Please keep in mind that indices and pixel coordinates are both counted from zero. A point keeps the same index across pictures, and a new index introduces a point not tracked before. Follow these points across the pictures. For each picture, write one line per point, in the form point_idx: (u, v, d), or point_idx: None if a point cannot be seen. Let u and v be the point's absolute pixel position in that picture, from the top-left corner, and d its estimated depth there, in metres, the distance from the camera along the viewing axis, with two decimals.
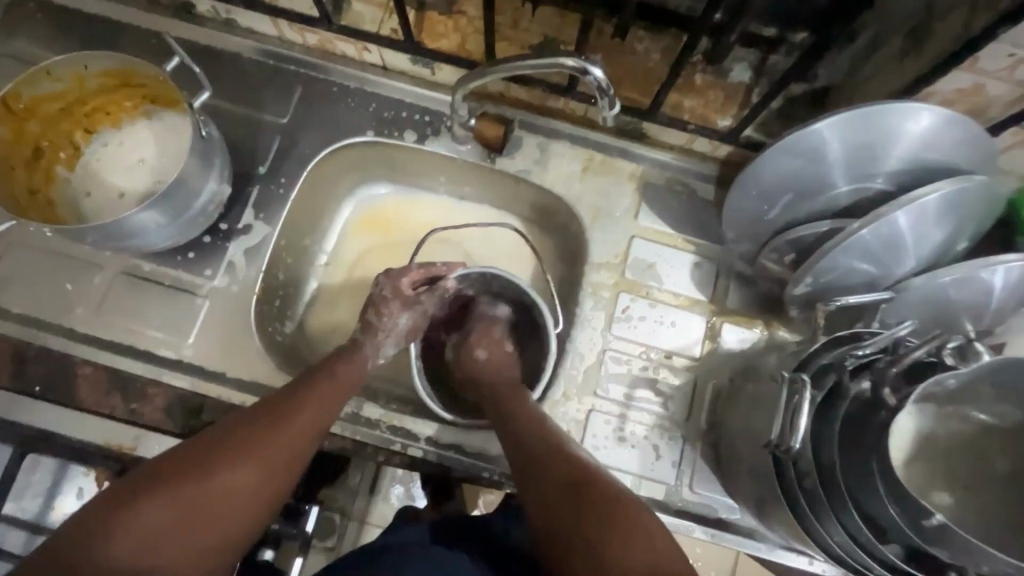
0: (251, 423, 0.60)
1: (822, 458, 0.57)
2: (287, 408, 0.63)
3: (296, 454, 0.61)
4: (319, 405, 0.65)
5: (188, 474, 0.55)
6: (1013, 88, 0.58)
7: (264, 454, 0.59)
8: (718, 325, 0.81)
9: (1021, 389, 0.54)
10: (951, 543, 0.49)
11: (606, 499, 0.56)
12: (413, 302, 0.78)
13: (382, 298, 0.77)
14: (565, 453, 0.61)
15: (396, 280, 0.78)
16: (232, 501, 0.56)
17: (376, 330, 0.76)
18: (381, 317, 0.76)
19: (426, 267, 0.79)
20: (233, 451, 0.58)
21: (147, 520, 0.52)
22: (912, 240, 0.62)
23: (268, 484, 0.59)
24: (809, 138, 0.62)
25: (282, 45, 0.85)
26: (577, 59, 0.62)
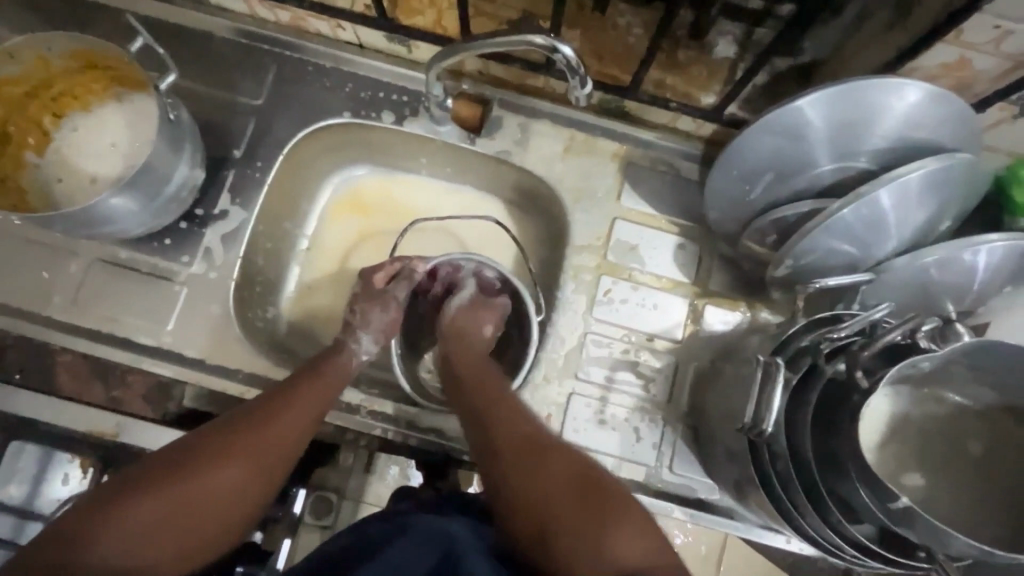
0: (242, 421, 0.61)
1: (796, 440, 0.57)
2: (275, 409, 0.63)
3: (285, 453, 0.62)
4: (310, 403, 0.65)
5: (181, 473, 0.56)
6: (1001, 62, 0.56)
7: (256, 451, 0.60)
8: (700, 307, 0.80)
9: (996, 371, 0.54)
10: (917, 526, 0.49)
11: (598, 493, 0.58)
12: (383, 297, 0.76)
13: (357, 296, 0.77)
14: (551, 444, 0.63)
15: (368, 279, 0.78)
16: (225, 500, 0.57)
17: (354, 328, 0.75)
18: (355, 317, 0.76)
19: (399, 262, 0.78)
20: (221, 453, 0.58)
21: (141, 518, 0.53)
22: (894, 220, 0.61)
23: (257, 486, 0.60)
24: (789, 116, 0.61)
25: (255, 24, 0.82)
26: (546, 36, 0.60)
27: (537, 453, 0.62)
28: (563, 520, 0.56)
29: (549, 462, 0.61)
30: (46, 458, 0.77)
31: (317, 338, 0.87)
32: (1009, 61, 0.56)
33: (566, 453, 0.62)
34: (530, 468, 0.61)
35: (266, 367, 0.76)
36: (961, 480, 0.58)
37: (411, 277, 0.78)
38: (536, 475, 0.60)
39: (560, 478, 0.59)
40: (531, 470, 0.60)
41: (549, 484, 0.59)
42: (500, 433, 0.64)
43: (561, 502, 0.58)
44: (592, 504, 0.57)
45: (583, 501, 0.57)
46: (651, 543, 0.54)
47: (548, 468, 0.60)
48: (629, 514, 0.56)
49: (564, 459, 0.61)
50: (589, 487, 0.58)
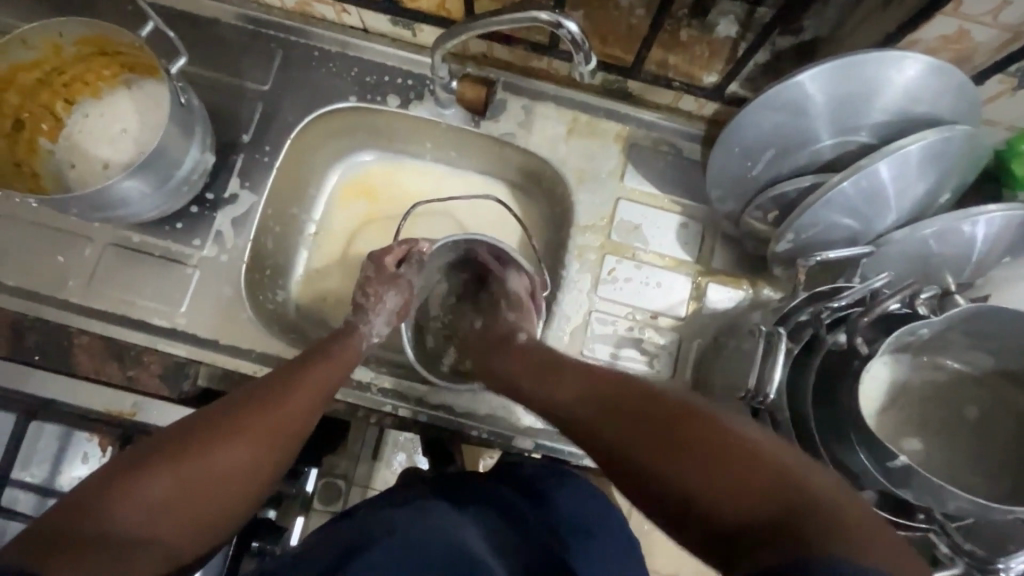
0: (248, 400, 0.62)
1: (797, 409, 0.59)
2: (284, 390, 0.64)
3: (290, 434, 0.63)
4: (316, 385, 0.66)
5: (191, 448, 0.56)
6: (999, 33, 0.57)
7: (264, 429, 0.61)
8: (703, 284, 0.81)
9: (994, 337, 0.55)
10: (916, 485, 0.51)
11: (705, 428, 0.47)
12: (394, 280, 0.78)
13: (366, 279, 0.78)
14: (632, 388, 0.56)
15: (379, 261, 0.78)
16: (232, 477, 0.58)
17: (366, 311, 0.76)
18: (367, 299, 0.77)
19: (407, 243, 0.79)
20: (229, 429, 0.59)
21: (151, 490, 0.53)
22: (894, 193, 0.62)
23: (266, 464, 0.61)
24: (791, 91, 0.62)
25: (260, 9, 0.83)
26: (551, 13, 0.61)
27: (618, 400, 0.55)
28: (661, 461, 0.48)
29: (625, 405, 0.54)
30: None
31: (327, 321, 0.89)
32: (1008, 33, 0.57)
33: (651, 395, 0.53)
34: (608, 415, 0.54)
35: (277, 348, 0.78)
36: (961, 444, 0.59)
37: (420, 260, 0.80)
38: (612, 422, 0.54)
39: (643, 420, 0.52)
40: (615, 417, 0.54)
41: (627, 427, 0.52)
42: (569, 391, 0.60)
43: (651, 443, 0.49)
44: (698, 441, 0.47)
45: (687, 439, 0.48)
46: (790, 483, 0.42)
47: (632, 413, 0.53)
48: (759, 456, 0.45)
49: (648, 401, 0.53)
50: (687, 423, 0.49)
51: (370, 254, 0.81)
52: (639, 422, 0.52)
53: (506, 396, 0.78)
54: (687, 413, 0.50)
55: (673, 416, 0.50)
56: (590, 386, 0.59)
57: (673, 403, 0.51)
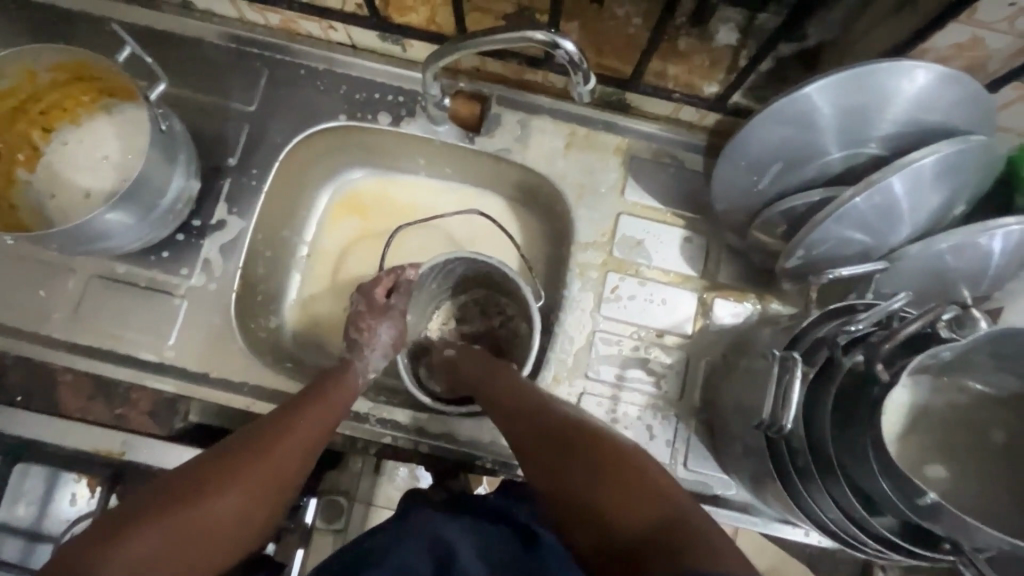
0: (236, 448, 0.58)
1: (815, 435, 0.56)
2: (280, 430, 0.61)
3: (280, 482, 0.60)
4: (308, 430, 0.63)
5: (178, 503, 0.53)
6: (1014, 40, 0.55)
7: (253, 481, 0.57)
8: (709, 300, 0.79)
9: (1019, 359, 0.52)
10: (944, 520, 0.48)
11: (645, 481, 0.52)
12: (387, 311, 0.75)
13: (359, 313, 0.75)
14: (546, 409, 0.61)
15: (368, 292, 0.76)
16: (219, 528, 0.55)
17: (361, 345, 0.73)
18: (361, 334, 0.74)
19: (394, 272, 0.76)
20: (217, 481, 0.56)
21: (136, 550, 0.50)
22: (907, 207, 0.60)
23: (259, 510, 0.58)
24: (798, 103, 0.59)
25: (243, 27, 0.80)
26: (547, 32, 0.59)
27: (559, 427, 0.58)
28: (557, 471, 0.56)
29: (542, 422, 0.60)
30: (52, 479, 0.75)
31: (323, 347, 0.86)
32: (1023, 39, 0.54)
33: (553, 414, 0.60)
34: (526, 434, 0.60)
35: (270, 378, 0.75)
36: (986, 468, 0.56)
37: (410, 288, 0.76)
38: (545, 446, 0.58)
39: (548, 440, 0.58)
40: (536, 434, 0.59)
41: (541, 446, 0.58)
42: (519, 415, 0.62)
43: (590, 474, 0.54)
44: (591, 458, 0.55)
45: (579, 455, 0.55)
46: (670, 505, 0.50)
47: (563, 444, 0.57)
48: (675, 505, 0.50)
49: (556, 420, 0.59)
50: (595, 453, 0.55)
51: (359, 285, 0.78)
52: (560, 455, 0.57)
53: None
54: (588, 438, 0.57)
55: (615, 462, 0.54)
56: (528, 417, 0.61)
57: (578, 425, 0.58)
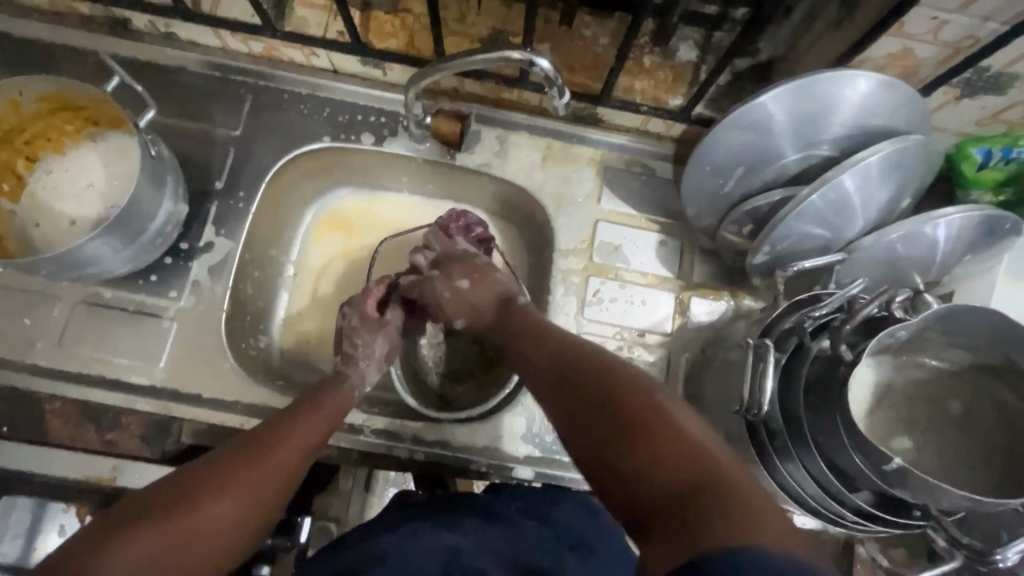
0: (239, 451, 0.60)
1: (790, 417, 0.60)
2: (276, 438, 0.62)
3: (281, 485, 0.61)
4: (307, 435, 0.65)
5: (184, 504, 0.53)
6: (941, 49, 0.60)
7: (257, 482, 0.58)
8: (686, 299, 0.83)
9: (966, 335, 0.57)
10: (910, 484, 0.52)
11: (659, 420, 0.50)
12: (379, 325, 0.78)
13: (352, 329, 0.77)
14: (585, 352, 0.61)
15: (359, 308, 0.78)
16: (224, 531, 0.55)
17: (356, 359, 0.75)
18: (357, 349, 0.76)
19: (383, 285, 0.80)
20: (221, 483, 0.56)
21: (140, 549, 0.49)
22: (859, 202, 0.65)
23: (253, 518, 0.58)
24: (755, 111, 0.64)
25: (227, 56, 0.83)
26: (523, 51, 0.63)
27: (615, 393, 0.54)
28: (581, 407, 0.56)
29: (574, 362, 0.60)
30: (38, 511, 0.74)
31: (313, 364, 0.87)
32: (948, 49, 0.60)
33: (594, 355, 0.60)
34: (554, 371, 0.61)
35: (262, 396, 0.76)
36: (947, 439, 0.60)
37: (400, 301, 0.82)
38: (582, 395, 0.56)
39: (572, 376, 0.59)
40: (564, 372, 0.60)
41: (566, 383, 0.59)
42: (570, 378, 0.59)
43: (609, 412, 0.53)
44: (618, 397, 0.53)
45: (605, 391, 0.55)
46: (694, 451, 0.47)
47: (588, 383, 0.57)
48: (758, 506, 0.42)
49: (589, 362, 0.59)
50: (620, 392, 0.54)
51: (347, 300, 0.80)
52: (616, 422, 0.52)
53: (503, 425, 0.77)
54: (618, 378, 0.56)
55: (677, 436, 0.48)
56: (563, 357, 0.62)
57: (610, 368, 0.57)
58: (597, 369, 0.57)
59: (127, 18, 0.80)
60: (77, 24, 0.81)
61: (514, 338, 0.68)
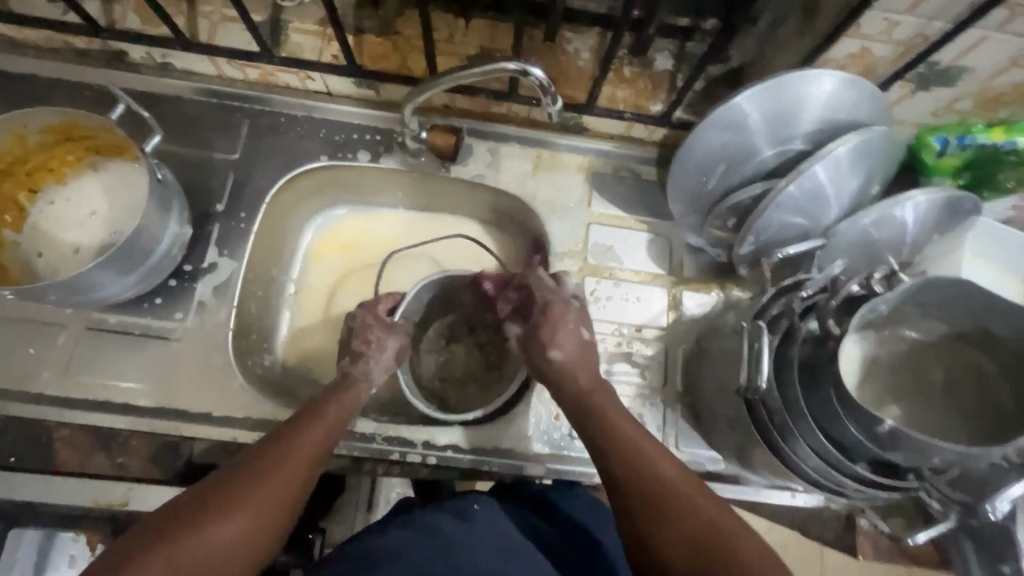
0: (243, 470, 0.59)
1: (787, 394, 0.63)
2: (279, 455, 0.62)
3: (289, 499, 0.60)
4: (310, 448, 0.64)
5: (188, 528, 0.53)
6: (894, 47, 0.66)
7: (263, 496, 0.58)
8: (678, 294, 0.87)
9: (942, 305, 0.61)
10: (903, 444, 0.55)
11: (688, 514, 0.54)
12: (394, 326, 0.79)
13: (363, 326, 0.78)
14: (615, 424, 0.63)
15: (372, 309, 0.80)
16: (232, 553, 0.54)
17: (367, 355, 0.76)
18: (369, 345, 0.77)
19: (394, 294, 0.82)
20: (226, 503, 0.56)
21: None
22: (833, 191, 0.70)
23: (263, 538, 0.57)
24: (732, 112, 0.69)
25: (223, 84, 0.86)
26: (517, 61, 0.67)
27: (641, 479, 0.57)
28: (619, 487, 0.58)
29: (609, 436, 0.62)
30: (47, 542, 0.75)
31: (319, 379, 0.88)
32: (900, 47, 0.66)
33: (620, 429, 0.62)
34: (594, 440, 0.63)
35: (272, 411, 0.76)
36: (930, 405, 0.64)
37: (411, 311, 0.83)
38: (620, 475, 0.59)
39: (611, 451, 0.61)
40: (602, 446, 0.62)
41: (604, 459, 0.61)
42: (641, 485, 0.57)
43: (642, 499, 0.56)
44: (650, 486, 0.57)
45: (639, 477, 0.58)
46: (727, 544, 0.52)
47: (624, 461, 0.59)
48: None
49: (622, 439, 0.61)
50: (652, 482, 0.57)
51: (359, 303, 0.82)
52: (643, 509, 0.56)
53: (511, 425, 0.79)
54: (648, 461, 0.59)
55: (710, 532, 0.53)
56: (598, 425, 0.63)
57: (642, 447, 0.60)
58: (633, 451, 0.60)
59: (124, 50, 0.83)
60: (73, 57, 0.83)
61: (581, 392, 0.66)
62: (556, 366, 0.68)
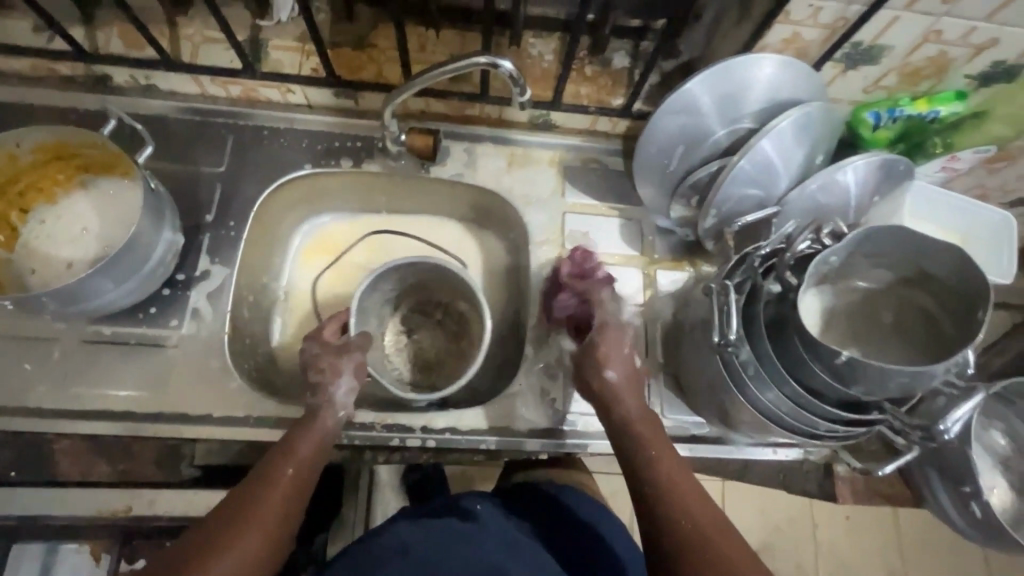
0: (239, 502, 0.59)
1: (758, 346, 0.68)
2: (271, 483, 0.61)
3: (288, 522, 0.60)
4: (301, 467, 0.64)
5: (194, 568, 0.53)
6: (822, 30, 0.74)
7: (264, 525, 0.58)
8: (652, 273, 0.92)
9: (887, 253, 0.68)
10: (861, 374, 0.60)
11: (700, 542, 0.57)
12: (344, 349, 0.75)
13: (314, 356, 0.74)
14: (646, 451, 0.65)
15: (320, 336, 0.76)
16: None
17: (324, 386, 0.71)
18: (323, 374, 0.72)
19: (339, 315, 0.79)
20: (228, 539, 0.56)
21: None
22: (782, 162, 0.77)
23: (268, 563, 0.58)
24: (684, 97, 0.76)
25: (206, 101, 0.89)
26: (487, 55, 0.72)
27: (662, 507, 0.60)
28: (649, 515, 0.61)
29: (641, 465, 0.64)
30: (50, 556, 0.80)
31: None
32: (827, 30, 0.73)
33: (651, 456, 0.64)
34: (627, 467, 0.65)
35: (270, 409, 0.78)
36: (879, 344, 0.72)
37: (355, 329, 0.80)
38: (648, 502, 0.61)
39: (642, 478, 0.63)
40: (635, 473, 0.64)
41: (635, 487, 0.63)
42: (663, 506, 0.60)
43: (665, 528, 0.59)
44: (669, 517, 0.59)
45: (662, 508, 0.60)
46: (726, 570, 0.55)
47: (647, 490, 0.62)
48: None
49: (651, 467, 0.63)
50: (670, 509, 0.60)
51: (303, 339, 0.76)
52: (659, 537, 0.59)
53: (506, 406, 0.82)
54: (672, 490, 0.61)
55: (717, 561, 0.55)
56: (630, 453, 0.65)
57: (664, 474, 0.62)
58: (660, 481, 0.62)
59: (108, 75, 0.86)
60: (59, 84, 0.86)
61: (628, 416, 0.68)
62: (609, 387, 0.69)
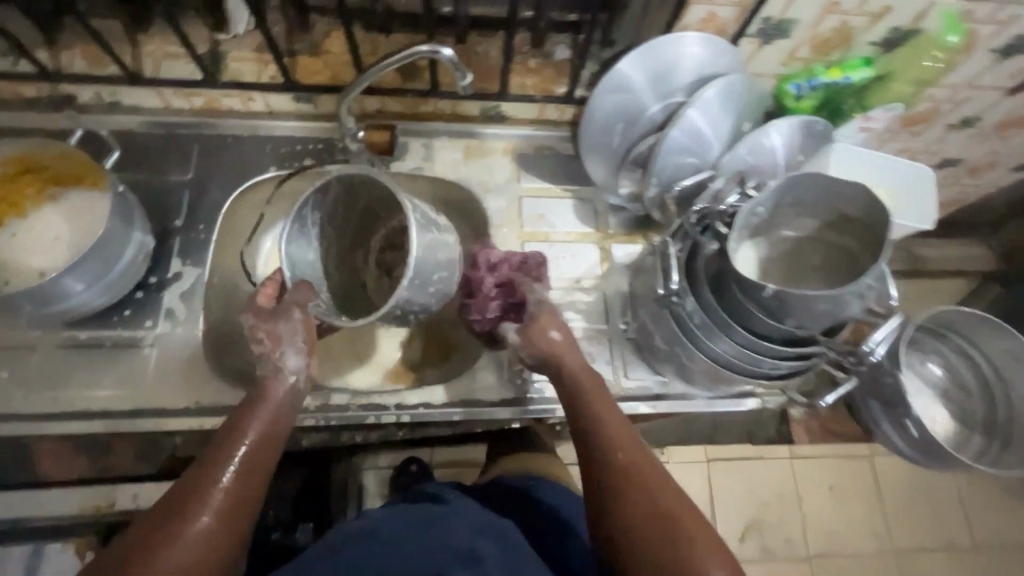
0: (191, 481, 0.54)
1: (700, 295, 0.74)
2: (224, 462, 0.56)
3: (246, 502, 0.56)
4: (260, 450, 0.59)
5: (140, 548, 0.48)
6: (734, 9, 0.81)
7: (219, 504, 0.53)
8: (608, 247, 0.98)
9: (809, 200, 0.74)
10: (788, 305, 0.66)
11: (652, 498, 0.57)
12: (280, 311, 0.70)
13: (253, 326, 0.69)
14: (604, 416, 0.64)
15: (255, 305, 0.71)
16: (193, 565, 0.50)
17: (268, 356, 0.67)
18: (264, 343, 0.68)
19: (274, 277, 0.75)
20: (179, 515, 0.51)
21: None
22: (712, 129, 0.83)
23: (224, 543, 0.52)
24: (616, 76, 0.83)
25: (171, 114, 0.93)
26: (427, 45, 0.77)
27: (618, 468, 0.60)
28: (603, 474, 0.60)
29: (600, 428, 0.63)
30: (35, 558, 0.80)
31: None
32: (738, 8, 0.81)
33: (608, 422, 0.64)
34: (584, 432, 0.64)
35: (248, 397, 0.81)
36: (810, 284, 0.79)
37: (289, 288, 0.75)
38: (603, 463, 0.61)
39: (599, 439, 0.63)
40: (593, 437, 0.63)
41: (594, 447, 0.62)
42: (616, 465, 0.60)
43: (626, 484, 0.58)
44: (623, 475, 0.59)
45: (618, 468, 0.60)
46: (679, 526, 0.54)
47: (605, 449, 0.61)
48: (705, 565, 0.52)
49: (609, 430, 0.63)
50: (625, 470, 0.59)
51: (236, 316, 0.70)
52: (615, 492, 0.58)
53: (476, 379, 0.86)
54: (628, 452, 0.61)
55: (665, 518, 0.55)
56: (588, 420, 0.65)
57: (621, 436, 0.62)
58: (616, 443, 0.62)
59: (73, 94, 0.90)
60: (26, 106, 0.90)
61: (584, 389, 0.68)
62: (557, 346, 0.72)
